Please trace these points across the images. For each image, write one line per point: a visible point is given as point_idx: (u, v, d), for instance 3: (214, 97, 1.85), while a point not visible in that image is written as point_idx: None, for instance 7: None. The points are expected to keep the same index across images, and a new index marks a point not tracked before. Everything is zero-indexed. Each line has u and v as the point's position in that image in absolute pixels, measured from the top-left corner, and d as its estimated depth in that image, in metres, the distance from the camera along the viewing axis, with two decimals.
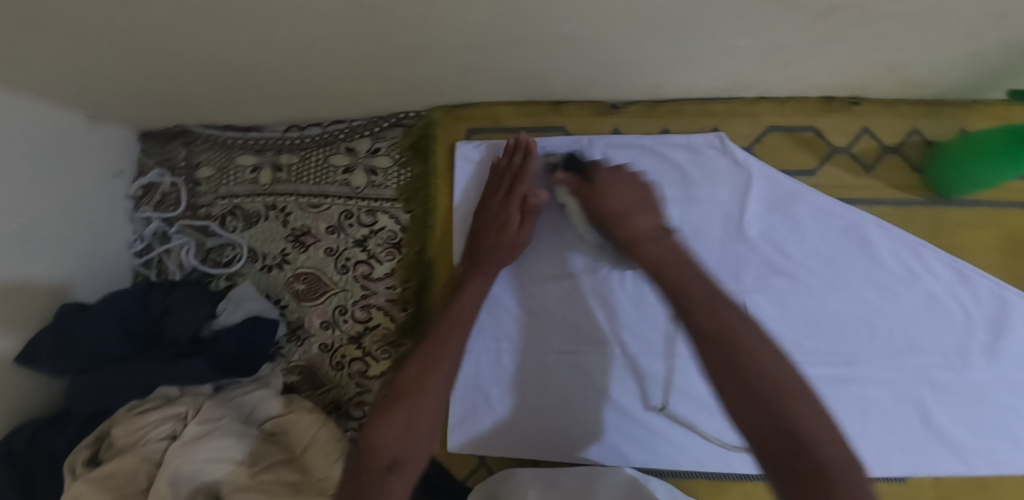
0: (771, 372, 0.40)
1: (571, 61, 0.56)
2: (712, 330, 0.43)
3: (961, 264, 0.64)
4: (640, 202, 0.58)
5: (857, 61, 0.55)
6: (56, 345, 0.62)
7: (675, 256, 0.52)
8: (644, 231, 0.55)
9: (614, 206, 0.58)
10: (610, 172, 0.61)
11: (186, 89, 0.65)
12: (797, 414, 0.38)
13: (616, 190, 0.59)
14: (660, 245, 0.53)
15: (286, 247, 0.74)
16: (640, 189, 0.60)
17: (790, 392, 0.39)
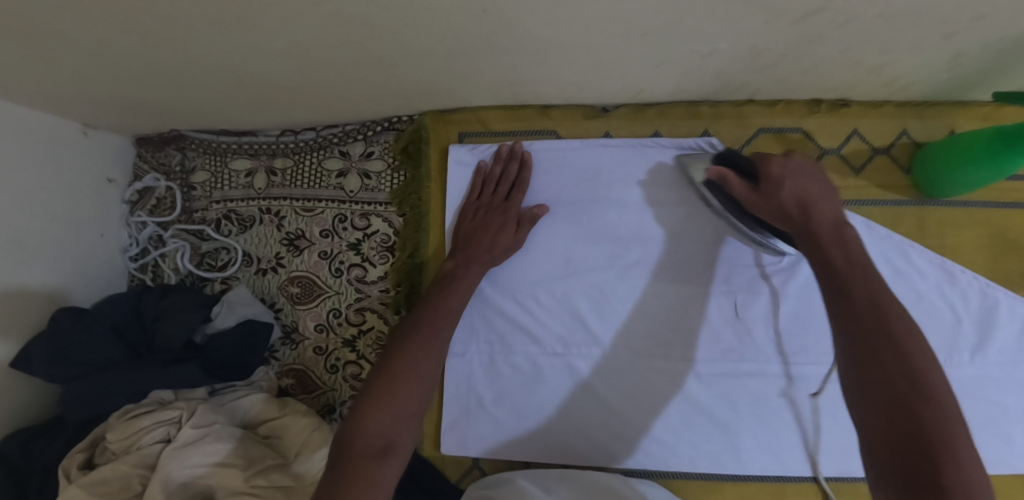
0: (920, 381, 0.37)
1: (560, 65, 0.57)
2: (860, 340, 0.40)
3: (948, 263, 0.65)
4: (821, 192, 0.49)
5: (841, 63, 0.55)
6: (49, 352, 0.62)
7: (861, 252, 0.44)
8: (826, 222, 0.46)
9: (789, 201, 0.49)
10: (782, 162, 0.50)
11: (179, 95, 0.65)
12: (944, 429, 0.35)
13: (802, 185, 0.49)
14: (846, 236, 0.45)
15: (281, 250, 0.75)
16: (824, 181, 0.50)
17: (937, 407, 0.36)
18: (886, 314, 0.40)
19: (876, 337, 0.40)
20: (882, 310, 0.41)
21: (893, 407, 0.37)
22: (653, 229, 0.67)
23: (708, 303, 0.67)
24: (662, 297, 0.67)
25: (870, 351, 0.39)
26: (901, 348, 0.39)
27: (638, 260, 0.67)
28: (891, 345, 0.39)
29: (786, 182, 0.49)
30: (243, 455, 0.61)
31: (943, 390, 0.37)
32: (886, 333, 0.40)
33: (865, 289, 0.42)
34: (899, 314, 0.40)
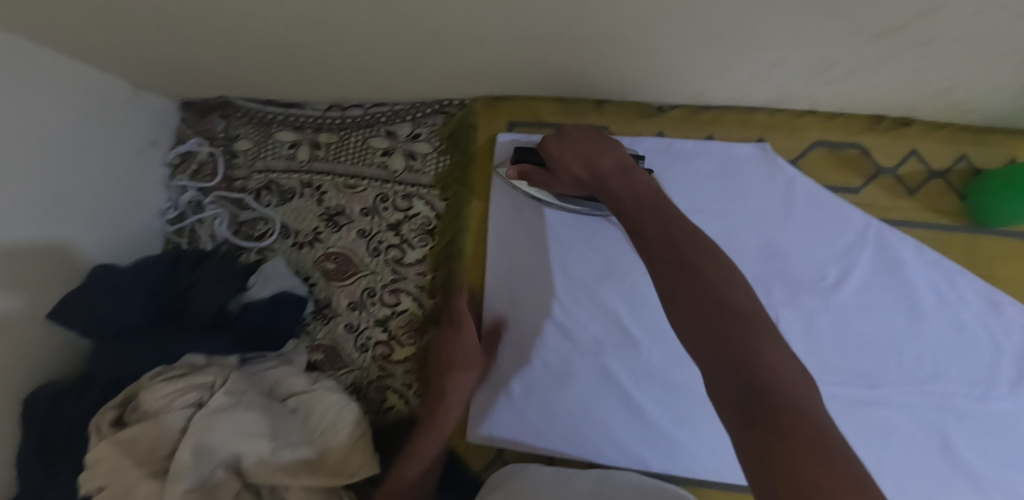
0: (726, 299, 0.38)
1: (623, 61, 0.56)
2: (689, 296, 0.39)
3: (996, 294, 0.64)
4: (598, 147, 0.53)
5: (910, 82, 0.54)
6: (86, 306, 0.61)
7: (651, 196, 0.48)
8: (611, 173, 0.51)
9: (581, 174, 0.53)
10: (555, 142, 0.55)
11: (232, 62, 0.65)
12: (753, 344, 0.35)
13: (578, 154, 0.53)
14: (629, 182, 0.50)
15: (319, 225, 0.74)
16: (601, 138, 0.55)
17: (744, 321, 0.36)
18: (678, 244, 0.42)
19: (679, 273, 0.40)
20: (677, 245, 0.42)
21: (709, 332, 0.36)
22: None
23: None
24: None
25: (672, 291, 0.40)
26: (697, 281, 0.39)
27: None
28: (690, 276, 0.39)
29: (567, 156, 0.54)
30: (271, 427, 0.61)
31: (748, 307, 0.38)
32: (682, 267, 0.40)
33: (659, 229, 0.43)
34: (692, 240, 0.41)
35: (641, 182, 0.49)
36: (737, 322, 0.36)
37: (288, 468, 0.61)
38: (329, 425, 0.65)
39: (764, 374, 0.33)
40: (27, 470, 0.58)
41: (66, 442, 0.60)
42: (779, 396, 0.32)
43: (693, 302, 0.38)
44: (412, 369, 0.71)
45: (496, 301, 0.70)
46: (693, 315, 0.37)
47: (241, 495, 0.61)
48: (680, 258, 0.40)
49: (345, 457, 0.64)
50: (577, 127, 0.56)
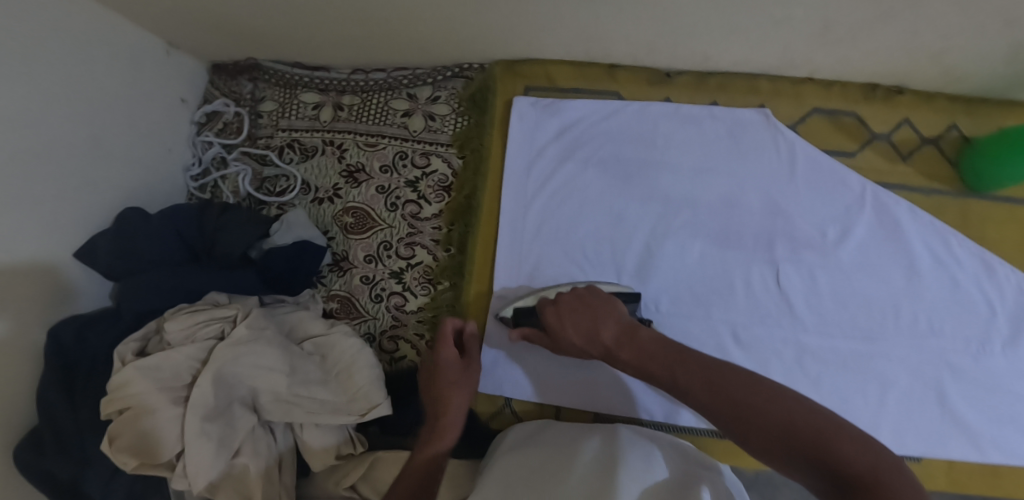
0: (785, 415, 0.42)
1: (635, 21, 0.60)
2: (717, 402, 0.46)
3: (987, 255, 0.67)
4: (595, 317, 0.59)
5: (903, 46, 0.58)
6: (115, 246, 0.66)
7: (659, 349, 0.54)
8: (613, 340, 0.57)
9: (585, 345, 0.59)
10: (553, 310, 0.61)
11: (265, 20, 0.69)
12: (823, 439, 0.40)
13: (576, 324, 0.60)
14: (636, 344, 0.55)
15: (339, 182, 0.77)
16: (596, 301, 0.61)
17: (814, 430, 0.41)
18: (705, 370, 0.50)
19: (731, 407, 0.45)
20: (709, 381, 0.48)
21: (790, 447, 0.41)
22: (704, 193, 0.70)
23: (751, 271, 0.69)
24: (703, 261, 0.69)
25: (728, 417, 0.45)
26: (752, 403, 0.45)
27: (685, 223, 0.70)
28: (745, 405, 0.45)
29: (566, 327, 0.60)
30: (288, 363, 0.63)
31: (797, 407, 0.43)
32: (721, 392, 0.47)
33: (686, 374, 0.50)
34: (725, 378, 0.48)
35: (648, 338, 0.55)
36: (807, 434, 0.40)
37: (303, 404, 0.63)
38: (343, 368, 0.67)
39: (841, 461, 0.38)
40: (49, 398, 0.60)
41: (90, 372, 0.64)
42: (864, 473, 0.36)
43: (747, 415, 0.44)
44: (425, 319, 0.73)
45: (507, 253, 0.71)
46: (745, 422, 0.44)
47: (256, 430, 0.63)
48: (732, 397, 0.46)
49: (352, 400, 0.65)
50: (574, 291, 0.63)
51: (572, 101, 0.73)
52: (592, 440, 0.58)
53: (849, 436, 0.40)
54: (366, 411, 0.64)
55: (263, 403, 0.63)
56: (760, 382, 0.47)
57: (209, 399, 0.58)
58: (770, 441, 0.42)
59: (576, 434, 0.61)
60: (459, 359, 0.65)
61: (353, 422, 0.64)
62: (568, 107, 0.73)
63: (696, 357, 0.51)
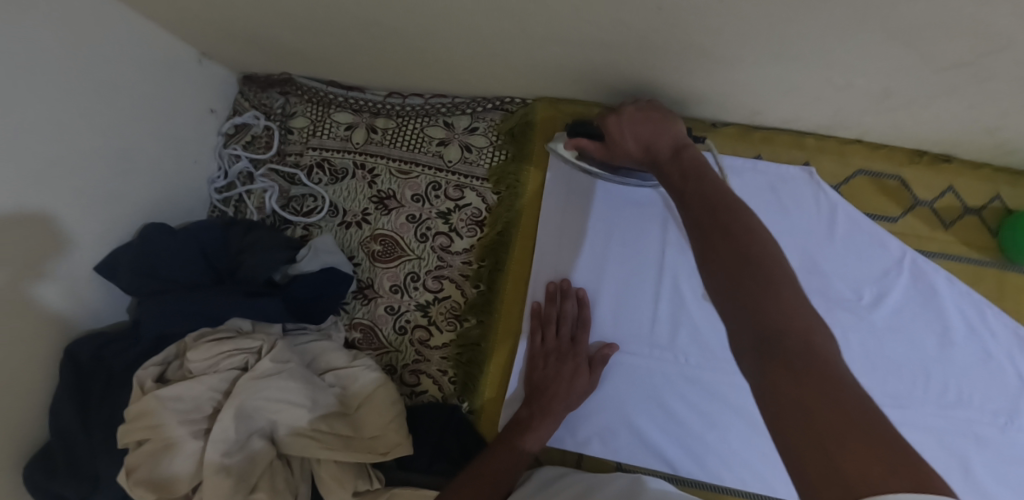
0: (754, 254, 0.39)
1: (689, 72, 0.59)
2: (703, 220, 0.43)
3: (1022, 329, 0.66)
4: (655, 130, 0.56)
5: (960, 119, 0.57)
6: (137, 264, 0.63)
7: (694, 167, 0.50)
8: (664, 154, 0.54)
9: (634, 148, 0.57)
10: (615, 118, 0.59)
11: (306, 38, 0.67)
12: (772, 288, 0.36)
13: (636, 130, 0.57)
14: (677, 159, 0.52)
15: (368, 207, 0.75)
16: (659, 119, 0.57)
17: (770, 275, 0.37)
18: (712, 199, 0.45)
19: (712, 226, 0.42)
20: (708, 201, 0.45)
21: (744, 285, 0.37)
22: None
23: None
24: None
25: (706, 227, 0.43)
26: (735, 232, 0.41)
27: None
28: (726, 232, 0.41)
29: (623, 133, 0.58)
30: (310, 398, 0.61)
31: (776, 257, 0.38)
32: (714, 214, 0.43)
33: (697, 187, 0.47)
34: (730, 205, 0.43)
35: (690, 157, 0.51)
36: (762, 277, 0.37)
37: (323, 440, 0.61)
38: (366, 401, 0.65)
39: (773, 319, 0.35)
40: (63, 417, 0.58)
41: (107, 392, 0.62)
42: (790, 335, 0.34)
43: (720, 239, 0.41)
44: (449, 356, 0.71)
45: (541, 288, 0.71)
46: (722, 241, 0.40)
47: (275, 463, 0.61)
48: (719, 222, 0.42)
49: (379, 435, 0.64)
50: (640, 106, 0.59)
51: None
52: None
53: (801, 302, 0.36)
54: (390, 449, 0.63)
55: (282, 435, 0.61)
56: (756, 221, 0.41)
57: (230, 432, 0.56)
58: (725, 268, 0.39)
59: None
60: (542, 401, 0.65)
61: (373, 463, 0.62)
62: None
63: (713, 182, 0.47)
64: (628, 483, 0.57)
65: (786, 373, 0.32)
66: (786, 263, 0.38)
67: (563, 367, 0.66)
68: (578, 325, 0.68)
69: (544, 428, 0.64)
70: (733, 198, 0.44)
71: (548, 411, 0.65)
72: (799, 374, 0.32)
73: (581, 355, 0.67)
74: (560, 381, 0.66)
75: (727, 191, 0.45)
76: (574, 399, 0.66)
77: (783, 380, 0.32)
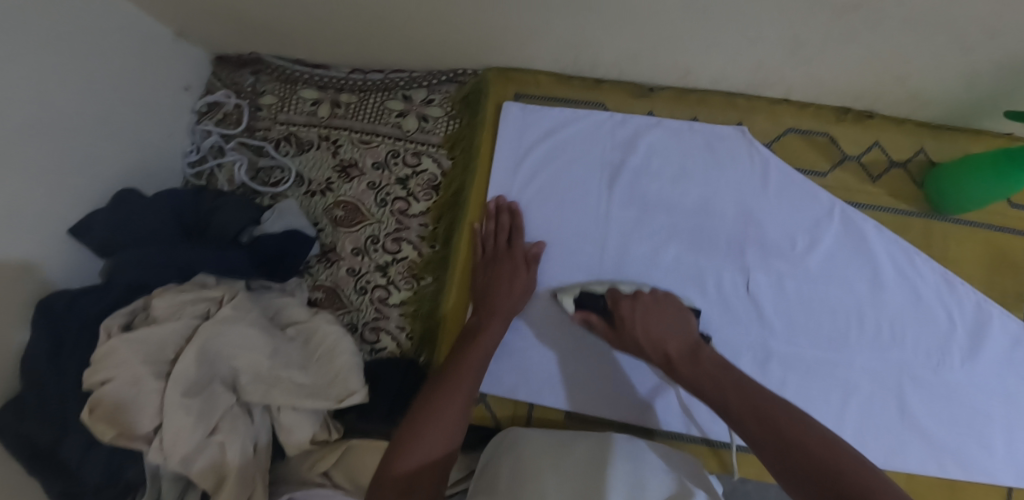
0: (836, 468, 0.45)
1: (619, 31, 0.63)
2: (766, 433, 0.50)
3: (949, 273, 0.70)
4: (668, 329, 0.63)
5: (870, 69, 0.61)
6: (112, 219, 0.67)
7: (719, 369, 0.58)
8: (681, 353, 0.61)
9: (649, 343, 0.63)
10: (629, 303, 0.66)
11: (266, 14, 0.71)
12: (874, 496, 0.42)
13: (650, 323, 0.64)
14: (696, 364, 0.59)
15: (332, 176, 0.80)
16: (671, 315, 0.65)
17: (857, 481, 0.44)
18: (758, 406, 0.53)
19: (780, 441, 0.49)
20: (758, 413, 0.52)
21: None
22: (680, 202, 0.73)
23: (722, 278, 0.71)
24: (678, 266, 0.72)
25: (796, 461, 0.47)
26: (807, 446, 0.48)
27: (661, 228, 0.72)
28: (798, 445, 0.48)
29: (637, 322, 0.64)
30: (271, 345, 0.65)
31: (858, 465, 0.45)
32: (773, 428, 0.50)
33: (739, 399, 0.54)
34: (776, 414, 0.52)
35: (709, 361, 0.59)
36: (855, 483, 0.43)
37: (281, 386, 0.64)
38: (325, 353, 0.68)
39: None
40: (36, 361, 0.58)
41: (79, 339, 0.62)
42: None
43: (798, 456, 0.47)
44: (407, 313, 0.75)
45: (478, 210, 0.75)
46: (798, 456, 0.47)
47: (235, 409, 0.64)
48: (784, 437, 0.49)
49: (333, 384, 0.66)
50: (651, 298, 0.67)
51: (558, 108, 0.76)
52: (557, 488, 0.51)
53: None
54: (344, 398, 0.65)
55: (243, 382, 0.64)
56: (827, 434, 0.49)
57: (192, 373, 0.59)
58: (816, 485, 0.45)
59: (539, 476, 0.54)
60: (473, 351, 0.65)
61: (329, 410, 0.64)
62: (552, 114, 0.75)
63: (777, 404, 0.53)
64: (591, 446, 0.58)
65: None
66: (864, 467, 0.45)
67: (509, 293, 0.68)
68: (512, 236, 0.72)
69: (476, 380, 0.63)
70: (797, 426, 0.50)
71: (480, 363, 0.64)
72: None
73: (517, 259, 0.70)
74: (501, 280, 0.69)
75: (772, 403, 0.53)
76: (517, 298, 0.69)
77: None
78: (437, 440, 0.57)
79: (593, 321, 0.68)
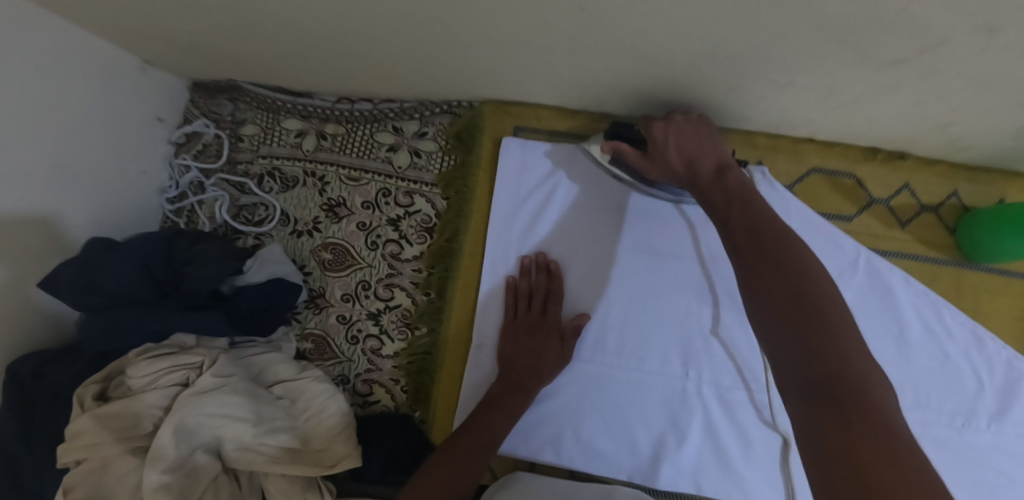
0: (807, 293, 0.39)
1: (631, 72, 0.57)
2: (754, 247, 0.43)
3: (979, 328, 0.65)
4: (700, 145, 0.54)
5: (910, 116, 0.55)
6: (78, 279, 0.61)
7: (740, 191, 0.49)
8: (707, 175, 0.52)
9: (677, 163, 0.55)
10: (663, 126, 0.55)
11: (242, 45, 0.65)
12: (828, 334, 0.37)
13: (683, 142, 0.54)
14: (721, 181, 0.51)
15: (319, 215, 0.74)
16: (707, 136, 0.55)
17: (825, 317, 0.38)
18: (759, 225, 0.45)
19: (760, 253, 0.43)
20: (755, 226, 0.45)
21: (786, 325, 0.38)
22: (691, 249, 0.67)
23: (736, 331, 0.66)
24: (688, 316, 0.67)
25: (765, 277, 0.41)
26: (786, 266, 0.41)
27: (671, 277, 0.67)
28: (773, 261, 0.41)
29: (669, 144, 0.55)
30: (255, 411, 0.60)
31: (825, 291, 0.39)
32: (761, 241, 0.43)
33: (743, 213, 0.46)
34: (778, 233, 0.44)
35: (734, 182, 0.50)
36: (816, 317, 0.37)
37: (269, 454, 0.61)
38: (313, 413, 0.65)
39: (824, 361, 0.35)
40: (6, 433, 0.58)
41: (50, 411, 0.61)
42: (841, 376, 0.35)
43: (769, 269, 0.41)
44: (401, 366, 0.71)
45: (518, 263, 0.70)
46: (773, 271, 0.41)
47: (220, 478, 0.61)
48: (766, 251, 0.42)
49: (326, 449, 0.63)
50: (686, 118, 0.56)
51: (560, 145, 0.70)
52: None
53: (853, 342, 0.36)
54: (336, 463, 0.62)
55: (227, 450, 0.60)
56: (809, 255, 0.42)
57: (170, 449, 0.56)
58: (774, 304, 0.40)
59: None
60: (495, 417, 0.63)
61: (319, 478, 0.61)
62: (554, 151, 0.70)
63: (777, 224, 0.45)
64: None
65: (833, 413, 0.33)
66: (841, 305, 0.39)
67: (543, 364, 0.66)
68: (546, 298, 0.68)
69: (488, 452, 0.61)
70: (785, 249, 0.42)
71: (498, 433, 0.62)
72: (850, 419, 0.32)
73: (552, 331, 0.67)
74: (531, 350, 0.66)
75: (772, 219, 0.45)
76: (545, 372, 0.65)
77: (839, 427, 0.32)
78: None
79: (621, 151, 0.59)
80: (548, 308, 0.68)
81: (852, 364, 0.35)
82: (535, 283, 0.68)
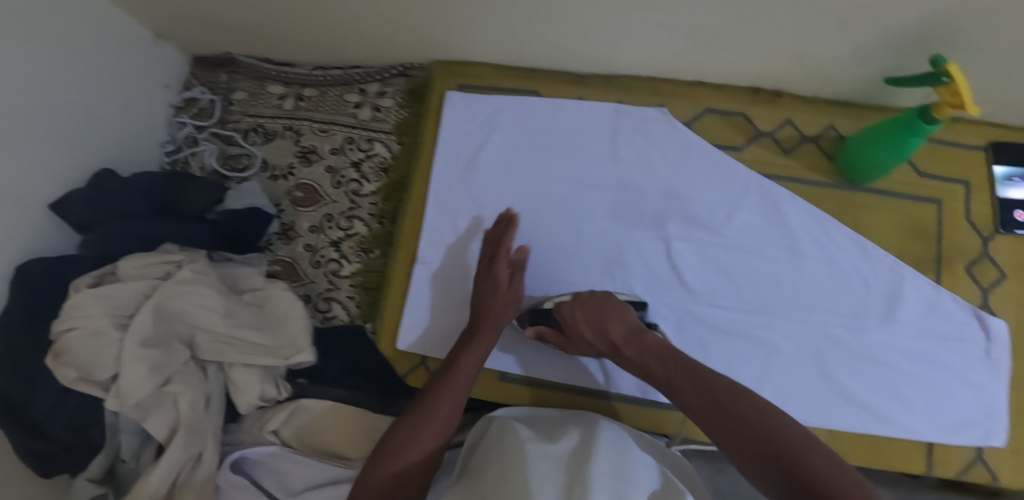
0: (768, 431, 0.50)
1: (538, 22, 0.70)
2: (707, 411, 0.54)
3: (862, 239, 0.74)
4: (605, 316, 0.65)
5: (767, 47, 0.67)
6: (88, 199, 0.73)
7: (664, 352, 0.60)
8: (622, 339, 0.63)
9: (593, 337, 0.65)
10: (568, 304, 0.68)
11: (231, 16, 0.79)
12: (795, 456, 0.48)
13: (588, 318, 0.65)
14: (643, 343, 0.62)
15: (293, 161, 0.87)
16: (610, 306, 0.66)
17: (787, 444, 0.49)
18: (701, 381, 0.57)
19: (718, 412, 0.54)
20: (699, 384, 0.56)
21: (765, 464, 0.49)
22: (607, 178, 0.78)
23: (647, 246, 0.76)
24: (605, 233, 0.77)
25: (730, 430, 0.52)
26: (742, 415, 0.52)
27: (591, 202, 0.78)
28: (732, 416, 0.53)
29: (579, 323, 0.66)
30: (226, 306, 0.71)
31: (782, 424, 0.51)
32: (716, 400, 0.55)
33: (683, 377, 0.57)
34: (718, 387, 0.56)
35: (655, 344, 0.61)
36: (783, 448, 0.49)
37: (236, 345, 0.71)
38: (276, 317, 0.75)
39: (807, 477, 0.46)
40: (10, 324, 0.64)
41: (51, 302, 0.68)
42: (821, 483, 0.45)
43: (733, 425, 0.52)
44: (356, 284, 0.81)
45: (451, 222, 0.80)
46: (731, 424, 0.52)
47: (188, 365, 0.70)
48: (722, 406, 0.54)
49: (286, 344, 0.73)
50: (589, 292, 0.68)
51: (497, 96, 0.82)
52: (541, 483, 0.53)
53: (819, 457, 0.47)
54: (290, 356, 0.71)
55: (200, 343, 0.70)
56: (752, 397, 0.54)
57: (147, 329, 0.65)
58: (749, 449, 0.51)
59: (525, 465, 0.55)
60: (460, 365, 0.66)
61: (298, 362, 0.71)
62: (490, 100, 0.82)
63: (706, 375, 0.57)
64: (577, 444, 0.60)
65: None
66: (794, 428, 0.51)
67: (501, 301, 0.70)
68: (504, 243, 0.73)
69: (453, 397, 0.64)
70: (727, 396, 0.55)
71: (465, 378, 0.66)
72: None
73: (503, 262, 0.72)
74: (487, 287, 0.71)
75: (711, 375, 0.57)
76: (503, 306, 0.70)
77: None
78: (419, 444, 0.61)
79: (545, 332, 0.69)
80: (503, 254, 0.72)
81: (823, 471, 0.46)
82: (493, 239, 0.74)
